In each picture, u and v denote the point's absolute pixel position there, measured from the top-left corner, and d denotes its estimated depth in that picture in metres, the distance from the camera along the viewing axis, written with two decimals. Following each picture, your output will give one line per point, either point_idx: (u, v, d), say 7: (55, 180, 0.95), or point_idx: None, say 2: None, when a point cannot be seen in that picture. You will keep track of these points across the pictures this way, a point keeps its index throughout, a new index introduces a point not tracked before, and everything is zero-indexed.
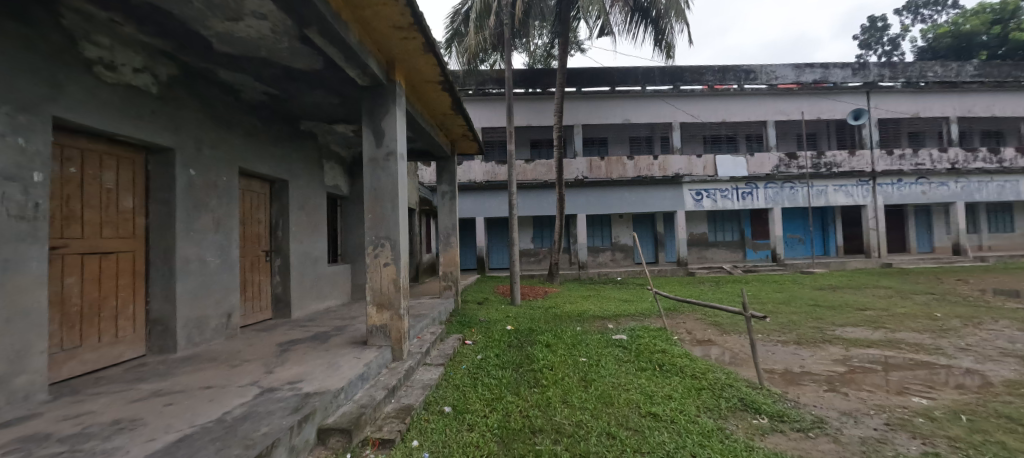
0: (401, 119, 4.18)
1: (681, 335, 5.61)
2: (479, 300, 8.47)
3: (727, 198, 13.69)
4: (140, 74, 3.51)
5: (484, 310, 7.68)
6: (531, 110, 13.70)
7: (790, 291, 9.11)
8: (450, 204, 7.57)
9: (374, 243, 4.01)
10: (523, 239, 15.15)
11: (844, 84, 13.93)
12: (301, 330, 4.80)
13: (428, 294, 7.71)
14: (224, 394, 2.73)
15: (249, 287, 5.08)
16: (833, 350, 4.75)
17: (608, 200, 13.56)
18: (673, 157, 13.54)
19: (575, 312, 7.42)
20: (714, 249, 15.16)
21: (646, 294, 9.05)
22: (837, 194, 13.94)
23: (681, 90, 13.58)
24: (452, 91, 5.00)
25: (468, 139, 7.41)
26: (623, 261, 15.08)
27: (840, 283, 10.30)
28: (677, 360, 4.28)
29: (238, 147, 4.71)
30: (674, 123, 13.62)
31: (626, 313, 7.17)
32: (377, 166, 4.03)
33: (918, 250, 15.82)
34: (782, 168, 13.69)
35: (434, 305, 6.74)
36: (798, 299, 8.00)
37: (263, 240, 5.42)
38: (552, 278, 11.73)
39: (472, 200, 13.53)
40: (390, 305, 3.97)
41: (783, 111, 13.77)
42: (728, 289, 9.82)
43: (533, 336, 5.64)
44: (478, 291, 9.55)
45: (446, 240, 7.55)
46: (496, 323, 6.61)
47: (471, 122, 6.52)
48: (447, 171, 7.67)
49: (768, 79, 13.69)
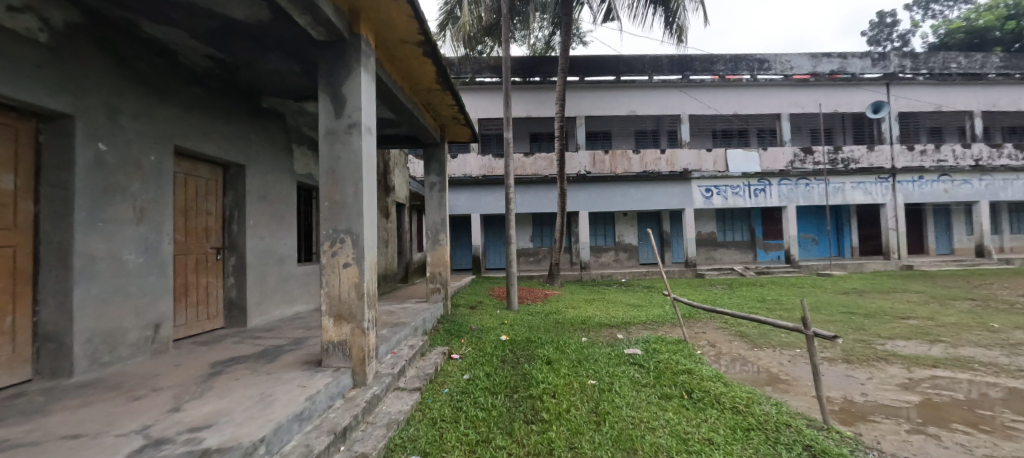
0: (369, 85, 3.36)
1: (705, 349, 4.80)
2: (472, 304, 7.65)
3: (739, 195, 12.87)
4: (21, 14, 2.64)
5: (477, 316, 6.85)
6: (531, 101, 12.85)
7: (813, 297, 8.30)
8: (439, 197, 6.74)
9: (331, 238, 3.18)
10: (521, 237, 14.35)
11: (862, 75, 13.13)
12: (252, 344, 3.96)
13: (414, 299, 6.87)
14: (87, 451, 1.89)
15: (191, 291, 4.25)
16: (893, 371, 3.93)
17: (613, 196, 12.73)
18: (682, 151, 12.73)
19: (579, 319, 6.59)
20: (723, 250, 14.36)
21: (657, 298, 8.24)
22: (855, 192, 13.12)
23: (691, 80, 12.75)
24: (435, 57, 4.16)
25: (460, 124, 6.58)
26: (627, 262, 14.28)
27: (865, 287, 9.49)
28: (707, 385, 3.47)
29: (175, 122, 3.87)
30: (683, 115, 12.80)
31: (636, 320, 6.35)
32: (336, 142, 3.21)
33: (937, 251, 15.04)
34: (797, 164, 12.89)
35: (419, 311, 5.92)
36: (825, 306, 7.19)
37: (213, 235, 4.59)
38: (553, 279, 10.91)
39: (468, 195, 12.71)
40: (351, 316, 3.14)
41: (798, 104, 12.96)
42: (746, 294, 9.01)
43: (532, 350, 4.80)
44: (471, 294, 8.72)
45: (434, 238, 6.72)
46: (490, 333, 5.77)
47: (461, 101, 5.68)
48: (436, 160, 6.83)
49: (783, 69, 12.89)
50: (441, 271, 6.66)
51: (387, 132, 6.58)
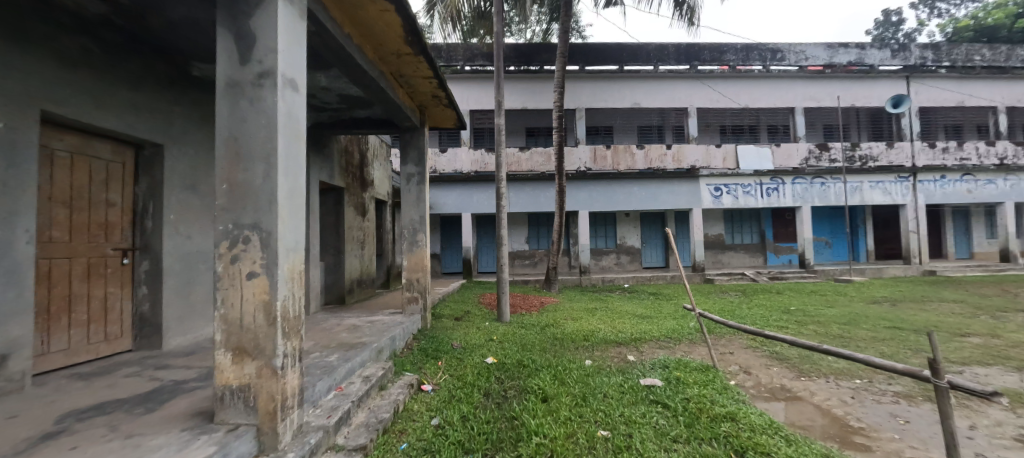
0: (293, 22, 2.39)
1: (740, 378, 3.84)
2: (457, 315, 6.67)
3: (750, 195, 11.96)
4: None
5: (460, 329, 5.85)
6: (526, 91, 11.88)
7: (842, 307, 7.36)
8: (417, 191, 5.71)
9: (229, 237, 2.19)
10: (516, 239, 13.38)
11: (881, 67, 12.27)
12: (148, 380, 2.95)
13: (388, 309, 5.86)
14: None
15: (78, 307, 3.25)
16: (997, 416, 2.99)
17: (614, 195, 11.80)
18: (689, 146, 11.83)
19: (581, 334, 5.62)
20: (731, 253, 13.46)
21: (667, 308, 7.30)
22: (874, 192, 12.24)
23: (699, 70, 11.86)
24: (397, 1, 3.16)
25: (441, 104, 5.57)
26: (628, 266, 13.33)
27: (895, 295, 8.58)
28: (763, 441, 2.51)
29: (45, 79, 2.87)
30: (691, 108, 11.89)
31: (647, 336, 5.39)
32: (240, 99, 2.23)
33: (956, 255, 14.19)
34: (812, 161, 12.02)
35: (391, 325, 4.92)
36: (862, 318, 6.25)
37: (117, 232, 3.60)
38: (550, 285, 9.95)
39: (458, 193, 11.73)
40: (256, 350, 2.16)
41: (813, 97, 12.10)
42: (764, 302, 8.07)
43: (524, 379, 3.81)
44: (457, 302, 7.72)
45: (411, 238, 5.71)
46: (474, 353, 4.77)
47: (439, 71, 4.69)
48: (414, 146, 5.78)
49: (797, 60, 12.03)
50: (419, 278, 5.66)
51: (357, 113, 5.58)
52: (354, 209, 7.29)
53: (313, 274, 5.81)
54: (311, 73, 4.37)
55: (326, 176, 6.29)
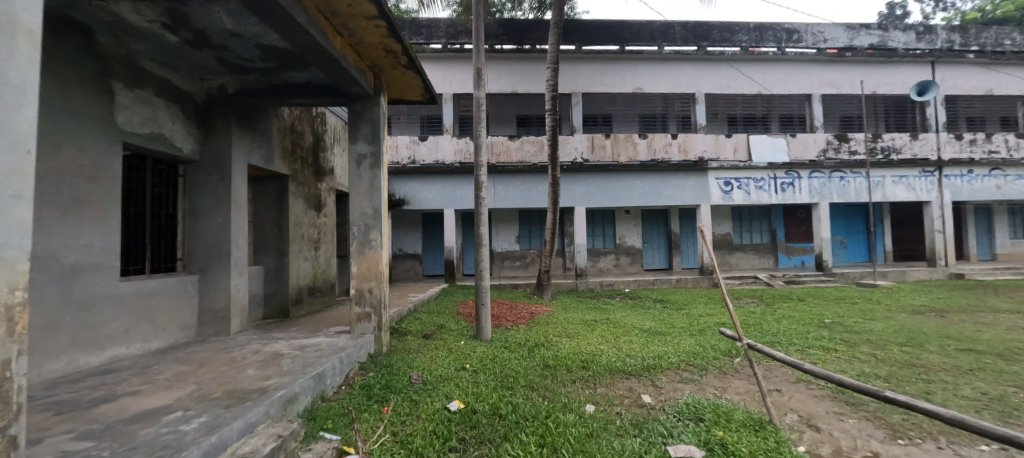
0: None
1: (811, 442, 2.66)
2: (426, 331, 5.44)
3: (763, 190, 10.84)
4: None
5: (426, 353, 4.60)
6: (516, 73, 10.60)
7: (884, 319, 6.23)
8: (370, 177, 4.44)
9: None
10: (505, 238, 12.16)
11: (906, 50, 11.19)
12: None
13: (334, 328, 4.61)
14: None
15: None
16: None
17: (614, 190, 10.62)
18: (696, 136, 10.67)
19: (580, 359, 4.41)
20: (739, 254, 12.36)
21: (682, 322, 6.13)
22: (897, 188, 11.20)
23: (708, 52, 10.71)
24: None
25: (399, 62, 4.28)
26: (629, 268, 12.15)
27: (937, 304, 7.49)
28: None
29: None
30: (698, 94, 10.74)
31: (663, 363, 4.21)
32: None
33: (977, 256, 13.22)
34: (830, 153, 10.90)
35: (327, 353, 3.67)
36: (920, 336, 5.11)
37: None
38: (542, 290, 8.74)
39: (439, 186, 10.48)
40: None
41: (833, 83, 11.00)
42: (791, 312, 6.91)
43: (497, 447, 2.57)
44: (430, 313, 6.48)
45: (362, 237, 4.41)
46: (435, 393, 3.51)
47: (388, 10, 3.42)
48: (367, 119, 4.47)
49: (815, 42, 10.92)
50: (373, 288, 4.42)
51: (291, 76, 4.30)
52: (305, 202, 6.01)
53: (239, 284, 4.57)
54: (203, 5, 3.08)
55: (261, 160, 5.02)
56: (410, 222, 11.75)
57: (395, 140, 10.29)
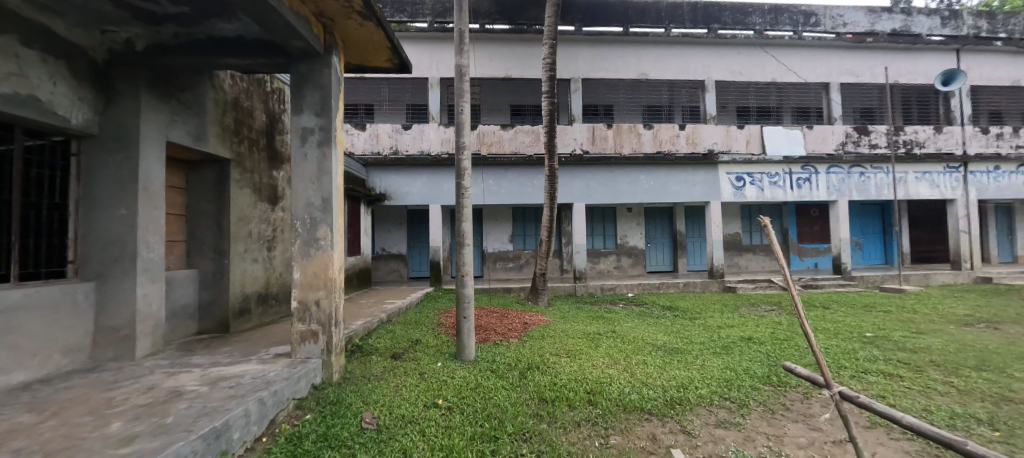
0: None
1: None
2: (396, 350, 4.47)
3: (778, 186, 9.97)
4: None
5: (390, 381, 3.64)
6: (510, 56, 9.66)
7: (934, 333, 5.34)
8: (319, 158, 3.46)
9: None
10: (498, 238, 11.22)
11: (929, 37, 10.39)
12: None
13: (274, 351, 3.62)
14: None
15: None
16: None
17: (616, 185, 9.69)
18: (705, 127, 9.82)
19: (585, 389, 3.48)
20: (750, 255, 11.51)
21: (702, 336, 5.23)
22: (920, 185, 10.40)
23: (719, 35, 9.84)
24: None
25: (352, 8, 3.27)
26: (631, 270, 11.26)
27: (981, 313, 6.66)
28: None
29: None
30: (708, 81, 9.87)
31: (691, 396, 3.30)
32: None
33: (998, 258, 12.47)
34: (849, 146, 10.11)
35: (244, 391, 2.69)
36: (993, 358, 4.22)
37: None
38: (539, 296, 7.84)
39: (424, 179, 9.50)
40: None
41: (852, 71, 10.20)
42: (823, 323, 6.00)
43: None
44: (405, 325, 5.53)
45: (306, 235, 3.43)
46: (389, 447, 2.54)
47: None
48: (314, 85, 3.50)
49: (834, 26, 10.10)
50: (321, 300, 3.44)
51: (218, 28, 3.27)
52: (255, 193, 5.03)
53: (151, 294, 3.59)
54: None
55: (188, 139, 4.03)
56: (395, 220, 10.78)
57: (375, 128, 9.32)
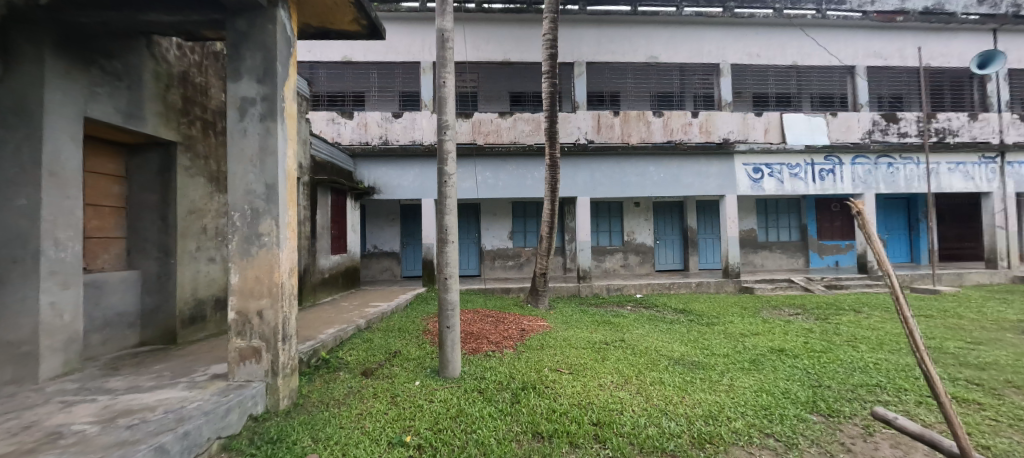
0: None
1: None
2: (369, 366, 3.81)
3: (799, 178, 9.20)
4: None
5: (352, 408, 2.97)
6: (509, 39, 8.98)
7: (994, 343, 4.62)
8: (261, 134, 2.81)
9: None
10: (496, 234, 10.55)
11: (966, 15, 9.58)
12: None
13: (213, 373, 2.97)
14: None
15: None
16: None
17: (624, 176, 8.98)
18: (720, 115, 9.12)
19: (591, 421, 2.80)
20: (766, 253, 10.77)
21: (724, 347, 4.52)
22: (953, 177, 9.59)
23: (736, 14, 9.10)
24: None
25: None
26: (638, 269, 10.57)
27: None
28: None
29: None
30: (724, 64, 9.14)
31: (727, 434, 2.59)
32: None
33: None
34: (876, 135, 9.39)
35: (147, 431, 2.07)
36: None
37: None
38: (538, 299, 7.21)
39: (415, 171, 8.85)
40: None
41: (879, 53, 9.46)
42: (861, 330, 5.26)
43: None
44: (385, 333, 4.91)
45: (246, 230, 2.79)
46: None
47: None
48: (255, 43, 2.83)
49: (861, 4, 9.34)
50: (264, 310, 2.79)
51: None
52: (210, 183, 4.39)
53: (61, 303, 2.96)
54: None
55: (116, 116, 3.38)
56: (387, 216, 10.15)
57: (363, 117, 8.69)
